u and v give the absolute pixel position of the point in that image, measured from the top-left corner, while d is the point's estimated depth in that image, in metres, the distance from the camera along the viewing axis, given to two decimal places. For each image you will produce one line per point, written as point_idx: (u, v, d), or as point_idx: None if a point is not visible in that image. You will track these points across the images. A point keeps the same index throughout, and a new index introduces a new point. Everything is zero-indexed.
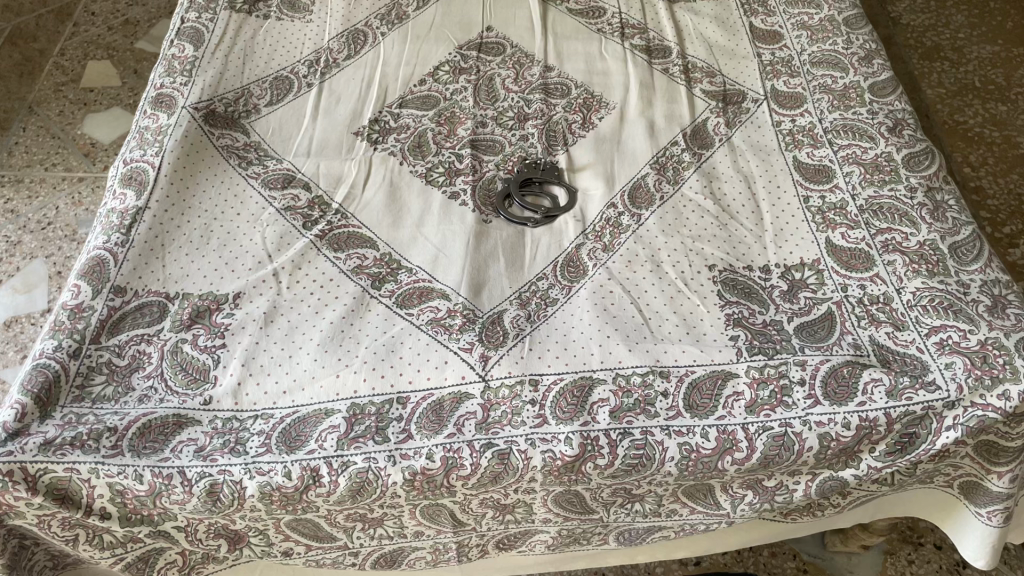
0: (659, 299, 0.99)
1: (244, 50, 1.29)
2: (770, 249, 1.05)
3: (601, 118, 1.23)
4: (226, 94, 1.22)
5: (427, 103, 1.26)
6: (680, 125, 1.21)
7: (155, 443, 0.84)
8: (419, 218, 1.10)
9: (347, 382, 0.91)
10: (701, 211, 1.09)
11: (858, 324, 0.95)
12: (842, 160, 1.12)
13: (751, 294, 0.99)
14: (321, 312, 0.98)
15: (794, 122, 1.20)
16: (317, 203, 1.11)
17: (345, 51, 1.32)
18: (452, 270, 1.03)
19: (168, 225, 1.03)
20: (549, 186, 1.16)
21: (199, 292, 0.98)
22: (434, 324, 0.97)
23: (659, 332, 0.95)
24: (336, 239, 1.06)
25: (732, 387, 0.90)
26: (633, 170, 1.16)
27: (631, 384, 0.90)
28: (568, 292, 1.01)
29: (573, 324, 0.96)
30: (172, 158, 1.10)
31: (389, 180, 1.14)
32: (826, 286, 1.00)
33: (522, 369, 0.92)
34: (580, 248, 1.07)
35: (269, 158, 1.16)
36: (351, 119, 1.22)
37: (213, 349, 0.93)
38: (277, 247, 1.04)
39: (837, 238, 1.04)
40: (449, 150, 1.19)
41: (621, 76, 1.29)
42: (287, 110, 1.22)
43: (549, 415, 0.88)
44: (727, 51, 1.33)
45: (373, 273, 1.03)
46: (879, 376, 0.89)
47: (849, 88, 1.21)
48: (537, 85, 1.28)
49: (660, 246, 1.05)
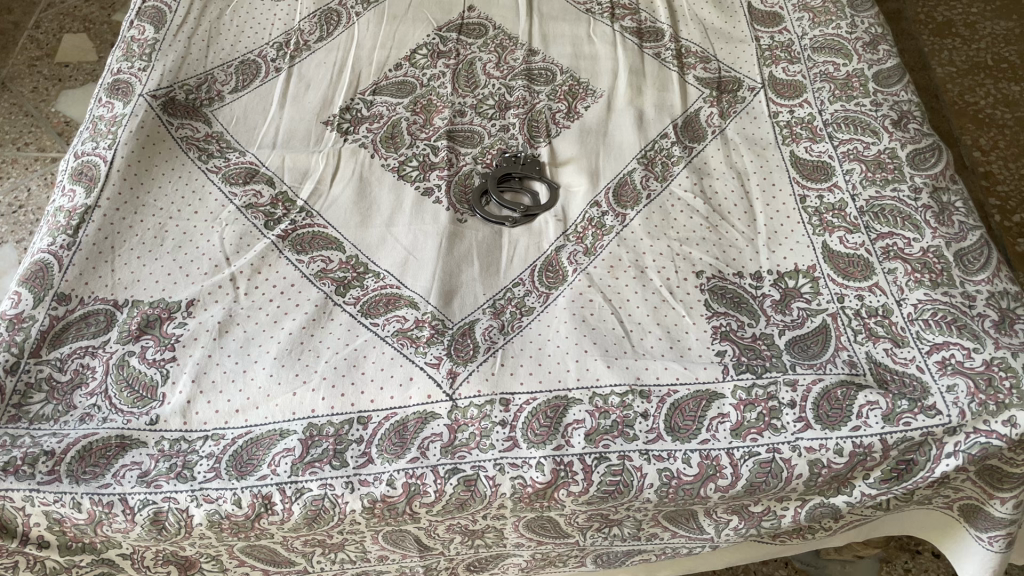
0: (642, 310, 0.92)
1: (208, 32, 1.22)
2: (763, 254, 0.98)
3: (586, 107, 1.16)
4: (188, 81, 1.15)
5: (403, 90, 1.18)
6: (671, 116, 1.14)
7: (96, 467, 0.79)
8: (389, 217, 1.03)
9: (304, 400, 0.85)
10: (690, 211, 1.02)
11: (854, 338, 0.88)
12: (843, 156, 1.05)
13: (741, 304, 0.92)
14: (280, 322, 0.91)
15: (793, 113, 1.12)
16: (281, 200, 1.04)
17: (317, 32, 1.24)
18: (422, 275, 0.96)
19: (119, 226, 0.97)
20: (529, 181, 1.09)
21: (150, 300, 0.92)
22: (400, 336, 0.90)
23: (640, 347, 0.89)
24: (299, 240, 0.99)
25: (717, 409, 0.84)
26: (619, 165, 1.09)
27: (609, 404, 0.84)
28: (545, 300, 0.94)
29: (549, 336, 0.90)
30: (126, 151, 1.03)
31: (359, 175, 1.07)
32: (821, 296, 0.93)
33: (492, 387, 0.85)
34: (560, 251, 1.00)
35: (232, 150, 1.09)
36: (321, 108, 1.15)
37: (162, 362, 0.87)
38: (235, 250, 0.97)
39: (834, 243, 0.97)
40: (424, 141, 1.12)
41: (609, 61, 1.21)
42: (253, 98, 1.15)
43: (520, 438, 0.82)
44: (724, 34, 1.25)
45: (337, 278, 0.96)
46: (875, 398, 0.83)
47: (852, 77, 1.13)
48: (520, 70, 1.21)
49: (645, 250, 0.98)
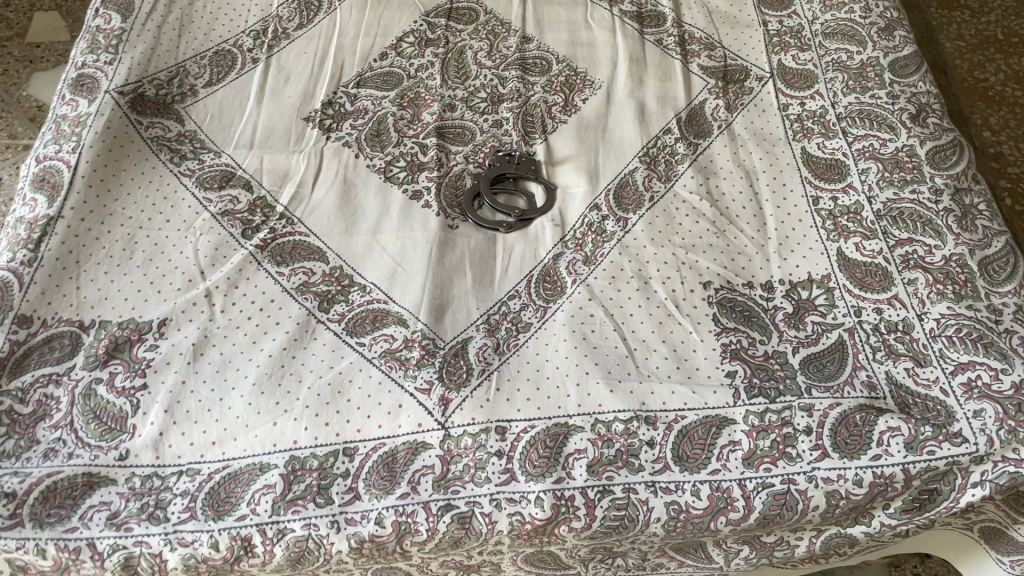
0: (646, 325, 0.86)
1: (180, 19, 1.14)
2: (774, 262, 0.92)
3: (585, 100, 1.09)
4: (158, 74, 1.07)
5: (389, 82, 1.11)
6: (675, 109, 1.07)
7: (61, 509, 0.73)
8: (375, 224, 0.96)
9: (286, 431, 0.79)
10: (696, 215, 0.96)
11: (873, 357, 0.83)
12: (858, 154, 0.99)
13: (751, 319, 0.87)
14: (259, 343, 0.85)
15: (804, 105, 1.06)
16: (259, 206, 0.97)
17: (296, 19, 1.17)
18: (411, 288, 0.90)
19: (85, 238, 0.90)
20: (524, 182, 1.02)
21: (118, 320, 0.85)
22: (388, 357, 0.84)
23: (645, 367, 0.83)
24: (279, 251, 0.93)
25: (728, 436, 0.78)
26: (620, 164, 1.02)
27: (612, 432, 0.78)
28: (542, 315, 0.88)
29: (547, 356, 0.84)
30: (91, 155, 0.96)
31: (342, 177, 1.00)
32: (837, 309, 0.87)
33: (487, 414, 0.80)
34: (558, 259, 0.94)
35: (206, 150, 1.01)
36: (301, 103, 1.08)
37: (132, 390, 0.81)
38: (211, 263, 0.91)
39: (850, 250, 0.91)
40: (412, 139, 1.05)
41: (608, 49, 1.14)
42: (229, 92, 1.08)
43: (518, 471, 0.76)
44: (729, 18, 1.17)
45: (320, 292, 0.90)
46: (897, 424, 0.77)
47: (866, 66, 1.06)
48: (513, 59, 1.13)
49: (649, 258, 0.92)
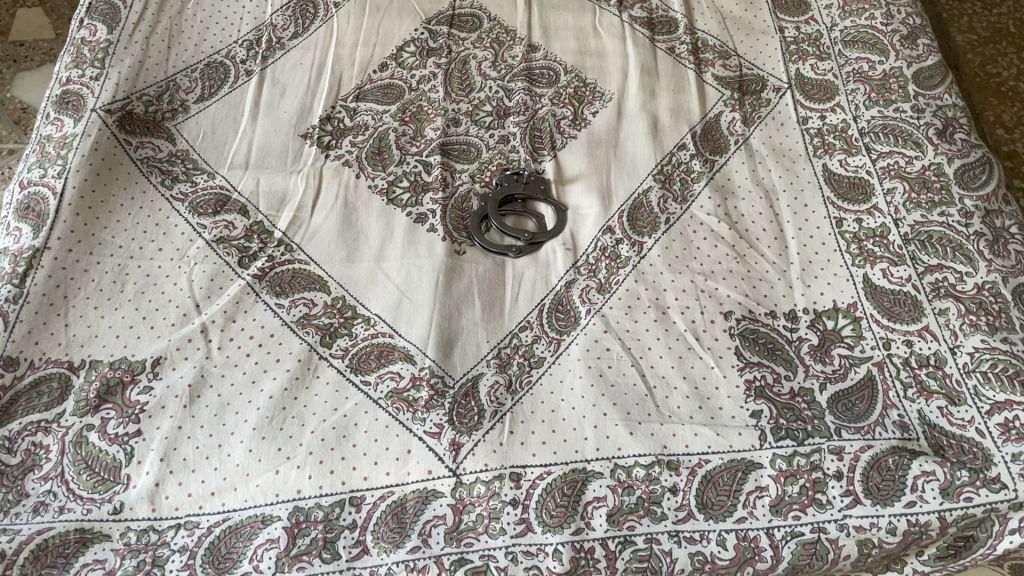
0: (665, 360, 0.82)
1: (169, 30, 1.09)
2: (796, 289, 0.88)
3: (595, 113, 1.04)
4: (147, 90, 1.02)
5: (389, 95, 1.06)
6: (689, 123, 1.03)
7: (52, 570, 0.69)
8: (379, 250, 0.92)
9: (288, 480, 0.74)
10: (714, 239, 0.92)
11: (904, 394, 0.79)
12: (882, 172, 0.94)
13: (776, 353, 0.83)
14: (259, 383, 0.81)
15: (824, 119, 1.01)
16: (256, 232, 0.92)
17: (292, 28, 1.12)
18: (417, 320, 0.86)
19: (72, 270, 0.86)
20: (533, 203, 0.97)
21: (110, 359, 0.81)
22: (395, 398, 0.80)
23: (665, 407, 0.79)
24: (278, 280, 0.89)
25: (755, 481, 0.74)
26: (633, 183, 0.98)
27: (633, 478, 0.74)
28: (556, 348, 0.84)
29: (562, 395, 0.80)
30: (78, 180, 0.91)
31: (343, 199, 0.96)
32: (864, 341, 0.83)
33: (501, 460, 0.76)
34: (571, 286, 0.90)
35: (199, 171, 0.97)
36: (298, 118, 1.03)
37: (125, 437, 0.76)
38: (206, 295, 0.86)
39: (877, 277, 0.87)
40: (415, 157, 1.00)
41: (618, 58, 1.09)
42: (222, 108, 1.03)
43: (534, 521, 0.72)
44: (743, 24, 1.13)
45: (322, 325, 0.86)
46: (932, 468, 0.74)
47: (889, 77, 1.02)
48: (519, 69, 1.09)
49: (666, 286, 0.88)
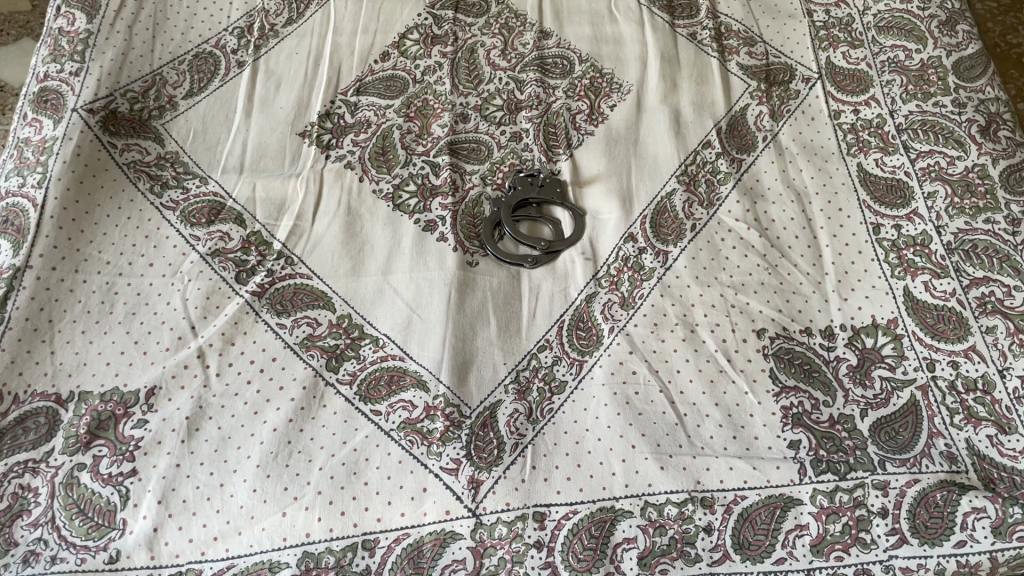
0: (696, 385, 0.77)
1: (153, 18, 1.01)
2: (832, 303, 0.82)
3: (612, 107, 0.98)
4: (131, 85, 0.95)
5: (392, 88, 0.99)
6: (714, 117, 0.96)
7: None
8: (386, 263, 0.86)
9: (296, 523, 0.69)
10: (744, 247, 0.86)
11: (951, 421, 0.74)
12: (922, 174, 0.89)
13: (813, 376, 0.78)
14: (262, 414, 0.75)
15: (858, 113, 0.95)
16: (254, 243, 0.86)
17: (285, 14, 1.04)
18: (429, 341, 0.80)
19: (57, 291, 0.80)
20: (548, 207, 0.91)
21: (101, 390, 0.76)
22: (407, 430, 0.74)
23: (697, 438, 0.74)
24: (279, 298, 0.83)
25: (794, 519, 0.69)
26: (655, 185, 0.91)
27: (665, 517, 0.69)
28: (578, 371, 0.79)
29: (587, 425, 0.75)
30: (60, 190, 0.85)
31: (346, 206, 0.89)
32: (907, 361, 0.78)
33: (523, 498, 0.70)
34: (592, 300, 0.84)
35: (190, 176, 0.90)
36: (295, 115, 0.96)
37: (120, 478, 0.71)
38: (202, 315, 0.81)
39: (918, 290, 0.82)
40: (422, 157, 0.94)
41: (636, 45, 1.02)
42: (212, 104, 0.96)
43: (560, 565, 0.67)
44: (769, 7, 1.06)
45: (327, 347, 0.80)
46: (982, 504, 0.68)
47: (927, 67, 0.96)
48: (531, 58, 1.02)
49: (694, 301, 0.82)
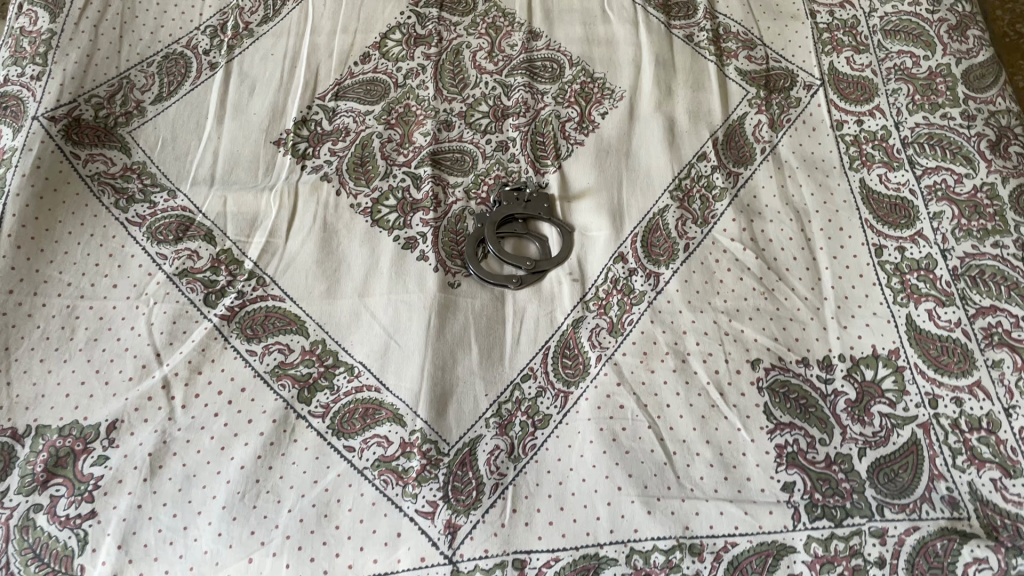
0: (686, 421, 0.73)
1: (121, 16, 0.97)
2: (831, 332, 0.78)
3: (604, 114, 0.93)
4: (96, 90, 0.90)
5: (372, 93, 0.94)
6: (710, 127, 0.92)
7: None
8: (363, 284, 0.82)
9: (262, 570, 0.65)
10: (739, 269, 0.82)
11: (953, 463, 0.70)
12: (928, 193, 0.84)
13: (809, 412, 0.74)
14: (229, 450, 0.72)
15: (862, 124, 0.90)
16: (224, 262, 0.82)
17: (261, 11, 0.99)
18: (407, 371, 0.76)
19: (15, 317, 0.76)
20: (535, 223, 0.87)
21: (59, 425, 0.72)
22: (382, 468, 0.71)
23: (687, 479, 0.70)
24: (249, 322, 0.79)
25: (787, 569, 0.66)
26: (647, 200, 0.87)
27: (652, 566, 0.66)
28: (563, 405, 0.75)
29: (571, 464, 0.71)
30: (18, 206, 0.81)
31: (322, 222, 0.85)
32: (908, 397, 0.74)
33: (502, 545, 0.66)
34: (579, 325, 0.80)
35: (157, 189, 0.86)
36: (270, 122, 0.92)
37: (78, 520, 0.67)
38: (168, 342, 0.77)
39: (921, 318, 0.78)
40: (402, 168, 0.89)
41: (629, 48, 0.98)
42: (182, 110, 0.91)
43: None
44: (771, 7, 1.02)
45: (300, 376, 0.76)
46: (984, 555, 0.64)
47: (936, 76, 0.91)
48: (519, 61, 0.97)
49: (686, 328, 0.78)
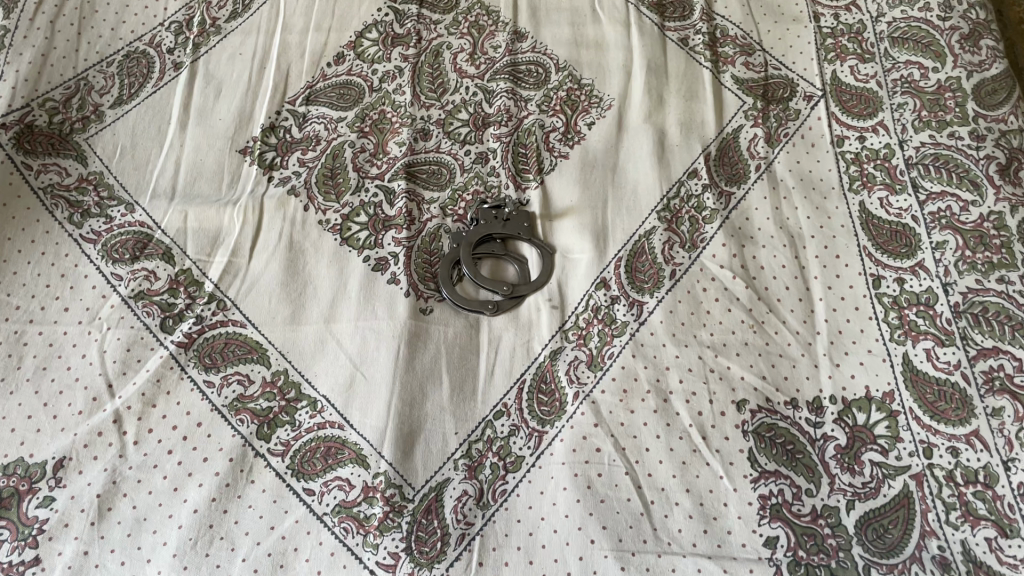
0: (666, 467, 0.69)
1: (80, 12, 0.92)
2: (823, 370, 0.74)
3: (590, 124, 0.88)
4: (52, 93, 0.86)
5: (346, 97, 0.89)
6: (703, 141, 0.87)
7: None
8: (330, 308, 0.77)
9: None
10: (727, 300, 0.77)
11: (946, 519, 0.66)
12: (931, 220, 0.79)
13: (797, 459, 0.70)
14: (182, 491, 0.68)
15: (863, 140, 0.85)
16: (182, 283, 0.77)
17: (229, 6, 0.95)
18: (372, 407, 0.72)
19: None
20: (514, 243, 0.82)
21: (4, 463, 0.68)
22: (343, 515, 0.67)
23: (665, 532, 0.66)
24: (208, 350, 0.75)
25: None
26: (633, 221, 0.82)
27: None
28: (536, 446, 0.71)
29: (543, 513, 0.67)
30: None
31: (287, 239, 0.80)
32: (901, 444, 0.70)
33: None
34: (557, 357, 0.76)
35: (114, 202, 0.81)
36: (236, 128, 0.86)
37: (20, 568, 0.64)
38: (120, 372, 0.73)
39: (919, 358, 0.73)
40: (375, 181, 0.84)
41: (620, 52, 0.93)
42: (143, 114, 0.86)
43: None
44: (772, 8, 0.97)
45: (259, 411, 0.72)
46: None
47: (944, 90, 0.85)
48: (502, 64, 0.92)
49: (669, 363, 0.74)
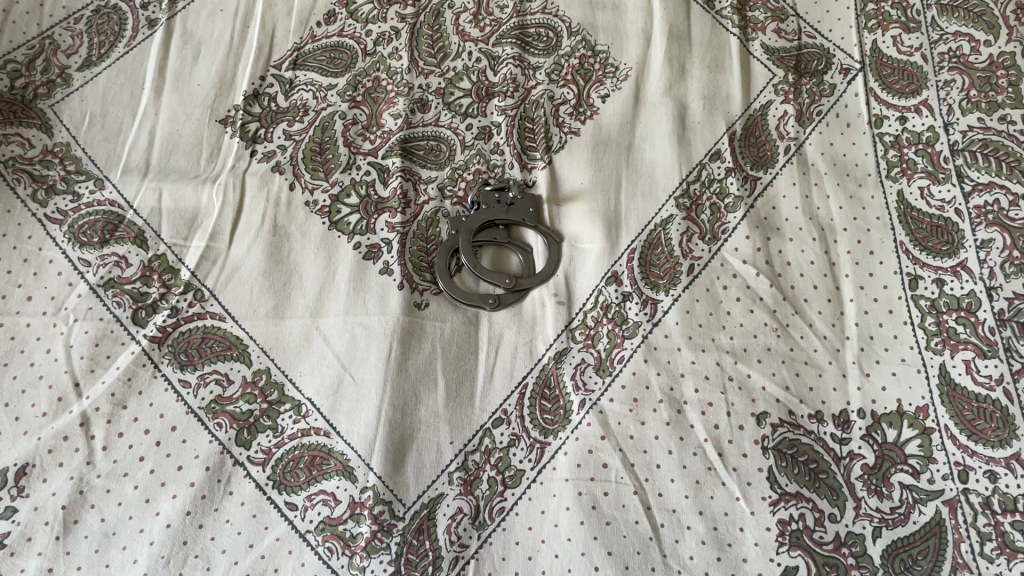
0: (677, 487, 0.63)
1: None
2: (851, 380, 0.67)
3: (605, 98, 0.81)
4: (15, 55, 0.80)
5: (336, 62, 0.82)
6: (727, 118, 0.80)
7: None
8: (317, 301, 0.71)
9: None
10: (749, 300, 0.71)
11: (980, 551, 0.60)
12: (976, 215, 0.73)
13: (820, 480, 0.63)
14: (155, 503, 0.61)
15: (904, 122, 0.78)
16: (156, 270, 0.71)
17: None
18: (361, 413, 0.66)
19: None
20: (518, 229, 0.76)
21: None
22: (327, 534, 0.62)
23: (676, 560, 0.60)
24: (185, 345, 0.69)
25: None
26: (650, 207, 0.76)
27: None
28: (538, 459, 0.65)
29: (542, 536, 0.61)
30: None
31: (271, 223, 0.74)
32: (934, 466, 0.64)
33: None
34: (562, 359, 0.69)
35: (82, 178, 0.75)
36: (217, 95, 0.80)
37: None
38: (88, 369, 0.67)
39: (957, 371, 0.67)
40: (367, 158, 0.77)
41: (639, 17, 0.86)
42: (113, 78, 0.80)
43: None
44: None
45: (238, 414, 0.66)
46: None
47: (997, 66, 0.78)
48: (509, 27, 0.85)
49: (684, 370, 0.68)
